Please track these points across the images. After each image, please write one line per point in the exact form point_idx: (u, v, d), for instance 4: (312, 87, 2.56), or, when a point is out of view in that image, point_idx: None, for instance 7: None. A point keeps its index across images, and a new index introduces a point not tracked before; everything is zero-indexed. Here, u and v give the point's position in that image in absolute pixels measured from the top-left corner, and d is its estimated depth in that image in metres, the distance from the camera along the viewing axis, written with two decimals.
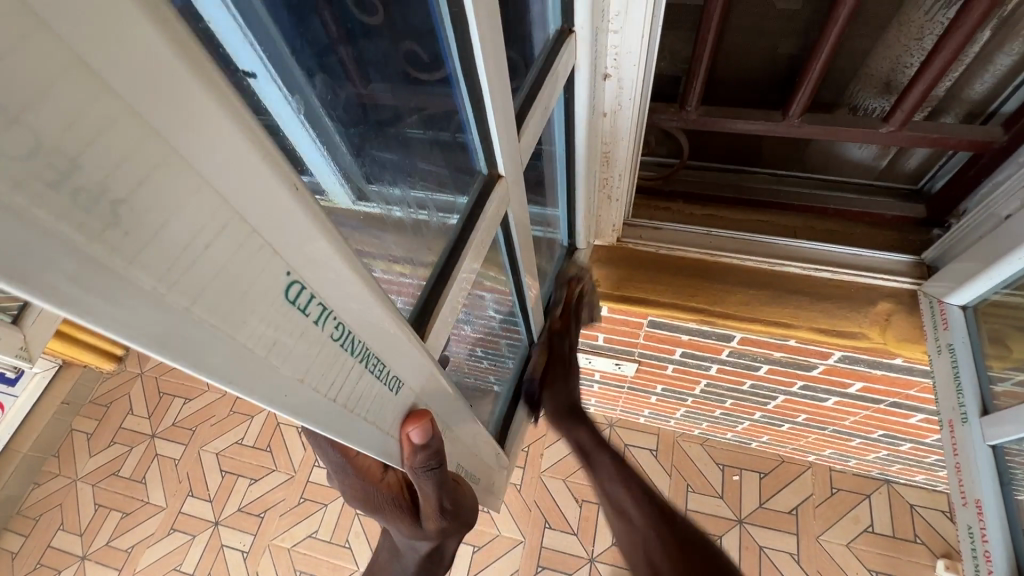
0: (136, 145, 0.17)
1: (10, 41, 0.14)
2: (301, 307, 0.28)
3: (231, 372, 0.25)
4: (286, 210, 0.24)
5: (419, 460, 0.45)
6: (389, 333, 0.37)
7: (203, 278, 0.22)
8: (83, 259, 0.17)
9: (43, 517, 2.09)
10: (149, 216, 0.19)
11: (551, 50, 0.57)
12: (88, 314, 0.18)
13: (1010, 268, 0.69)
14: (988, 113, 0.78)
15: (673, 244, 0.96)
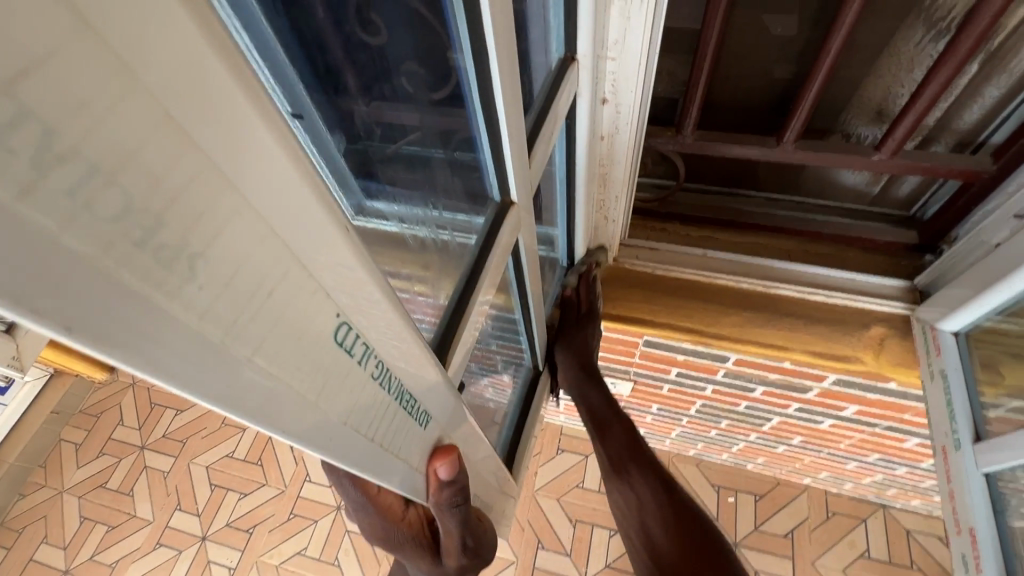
0: (214, 204, 0.18)
1: (111, 108, 0.14)
2: (347, 347, 0.28)
3: (282, 415, 0.26)
4: (339, 254, 0.25)
5: (445, 496, 0.45)
6: (420, 368, 0.37)
7: (262, 324, 0.22)
8: (161, 314, 0.18)
9: (27, 529, 2.06)
10: (220, 268, 0.19)
11: (551, 74, 0.59)
12: (162, 365, 0.19)
13: (999, 296, 0.70)
14: (977, 143, 0.80)
15: (668, 264, 0.96)
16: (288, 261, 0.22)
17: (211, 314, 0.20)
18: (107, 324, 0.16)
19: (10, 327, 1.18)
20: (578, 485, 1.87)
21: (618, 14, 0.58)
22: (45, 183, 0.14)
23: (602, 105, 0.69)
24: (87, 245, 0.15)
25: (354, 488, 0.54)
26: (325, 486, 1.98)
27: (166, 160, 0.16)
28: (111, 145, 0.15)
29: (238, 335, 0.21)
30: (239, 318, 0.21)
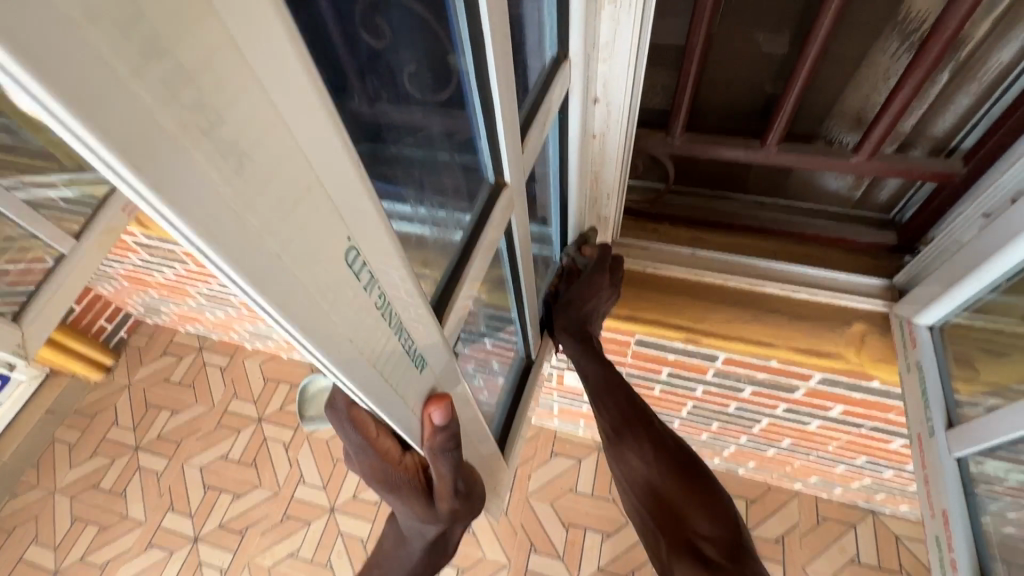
0: (260, 111, 0.21)
1: (193, 14, 0.17)
2: (354, 270, 0.32)
3: (302, 323, 0.29)
4: (350, 178, 0.28)
5: (438, 441, 0.48)
6: (417, 311, 0.41)
7: (290, 230, 0.25)
8: (217, 200, 0.21)
9: (17, 529, 2.05)
10: (261, 170, 0.23)
11: (545, 72, 0.62)
12: (214, 250, 0.22)
13: (968, 290, 0.74)
14: (950, 149, 0.84)
15: (657, 263, 1.00)
16: (311, 175, 0.25)
17: (254, 211, 0.23)
18: (179, 200, 0.19)
19: (17, 315, 1.24)
20: (571, 488, 1.88)
21: (609, 17, 0.63)
22: (147, 67, 0.17)
23: (593, 105, 0.73)
24: (172, 126, 0.18)
25: (354, 429, 0.51)
26: (319, 488, 1.98)
27: (231, 64, 0.19)
28: (193, 44, 0.18)
29: (272, 235, 0.25)
30: (273, 220, 0.24)
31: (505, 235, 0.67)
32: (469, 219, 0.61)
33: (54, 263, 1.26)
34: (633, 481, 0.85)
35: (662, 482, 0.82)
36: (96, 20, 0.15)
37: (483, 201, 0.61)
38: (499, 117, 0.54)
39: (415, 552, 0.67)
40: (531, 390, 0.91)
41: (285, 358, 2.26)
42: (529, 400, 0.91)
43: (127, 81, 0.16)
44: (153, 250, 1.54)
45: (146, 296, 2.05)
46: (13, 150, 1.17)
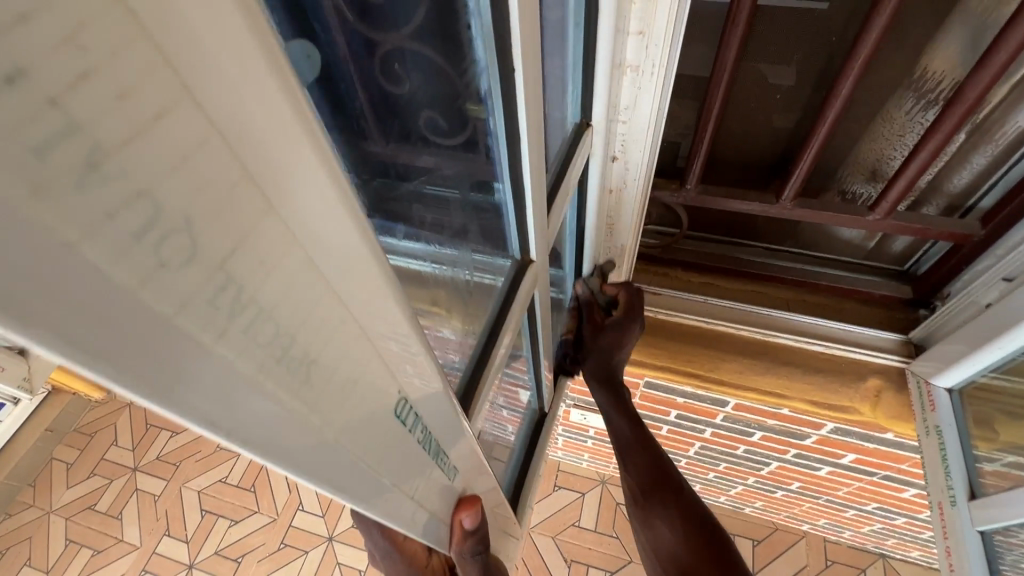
0: (324, 324, 0.23)
1: (277, 262, 0.19)
2: (405, 422, 0.32)
3: (355, 488, 0.30)
4: (405, 343, 0.29)
5: (468, 545, 0.49)
6: (453, 422, 0.40)
7: (349, 411, 0.27)
8: (279, 413, 0.22)
9: (10, 550, 2.01)
10: (325, 369, 0.24)
11: (568, 137, 0.63)
12: (277, 453, 0.23)
13: (992, 355, 0.73)
14: (967, 207, 0.84)
15: (670, 309, 0.98)
16: (369, 358, 0.27)
17: (316, 406, 0.24)
18: (245, 425, 0.21)
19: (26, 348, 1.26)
20: (574, 523, 1.84)
21: (629, 83, 0.63)
22: (231, 323, 0.18)
23: (611, 162, 0.73)
24: (243, 366, 0.20)
25: (382, 536, 0.54)
26: (318, 516, 1.95)
27: (300, 295, 0.21)
28: (273, 288, 0.20)
29: (330, 423, 0.26)
30: (333, 410, 0.26)
31: (529, 309, 0.69)
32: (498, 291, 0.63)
33: None
34: (654, 553, 0.75)
35: (689, 557, 0.72)
36: (186, 306, 0.16)
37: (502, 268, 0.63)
38: (529, 175, 0.54)
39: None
40: (543, 446, 0.91)
41: None
42: (542, 457, 0.89)
43: (206, 345, 0.18)
44: None
45: None
46: None
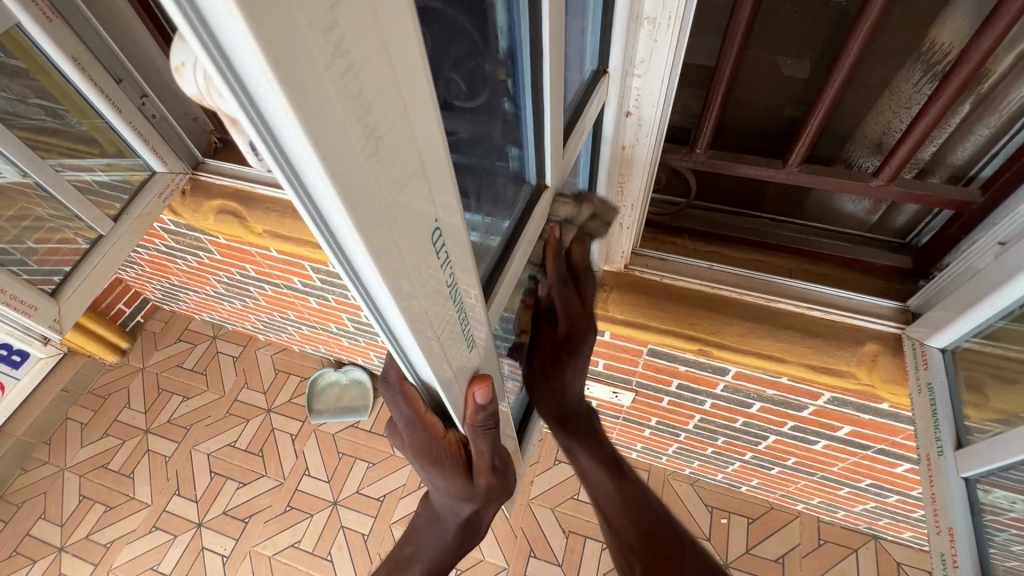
0: (394, 105, 0.27)
1: (367, 25, 0.23)
2: (436, 247, 0.38)
3: (397, 289, 0.35)
4: (439, 167, 0.34)
5: (479, 419, 0.56)
6: (469, 283, 0.47)
7: (401, 207, 0.31)
8: (356, 170, 0.27)
9: (25, 504, 2.08)
10: (389, 153, 0.28)
11: (584, 85, 0.67)
12: (352, 214, 0.28)
13: (981, 315, 0.76)
14: (969, 177, 0.86)
15: (676, 273, 1.03)
16: (419, 161, 0.32)
17: (381, 185, 0.29)
18: (334, 169, 0.25)
19: (56, 291, 1.25)
20: (573, 496, 1.88)
21: (647, 36, 0.66)
22: (334, 61, 0.22)
23: (625, 118, 0.76)
24: (338, 109, 0.24)
25: (405, 402, 0.57)
26: (323, 481, 2.00)
27: (381, 66, 0.25)
28: (364, 49, 0.24)
29: (388, 206, 0.30)
30: (391, 197, 0.30)
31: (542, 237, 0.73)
32: (507, 227, 0.65)
33: (88, 246, 1.31)
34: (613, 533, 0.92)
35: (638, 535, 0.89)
36: (309, 26, 0.21)
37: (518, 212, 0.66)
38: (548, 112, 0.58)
39: (448, 531, 0.74)
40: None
41: (297, 351, 2.30)
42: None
43: (317, 69, 0.22)
44: (179, 238, 1.59)
45: (166, 283, 2.08)
46: (58, 133, 1.22)
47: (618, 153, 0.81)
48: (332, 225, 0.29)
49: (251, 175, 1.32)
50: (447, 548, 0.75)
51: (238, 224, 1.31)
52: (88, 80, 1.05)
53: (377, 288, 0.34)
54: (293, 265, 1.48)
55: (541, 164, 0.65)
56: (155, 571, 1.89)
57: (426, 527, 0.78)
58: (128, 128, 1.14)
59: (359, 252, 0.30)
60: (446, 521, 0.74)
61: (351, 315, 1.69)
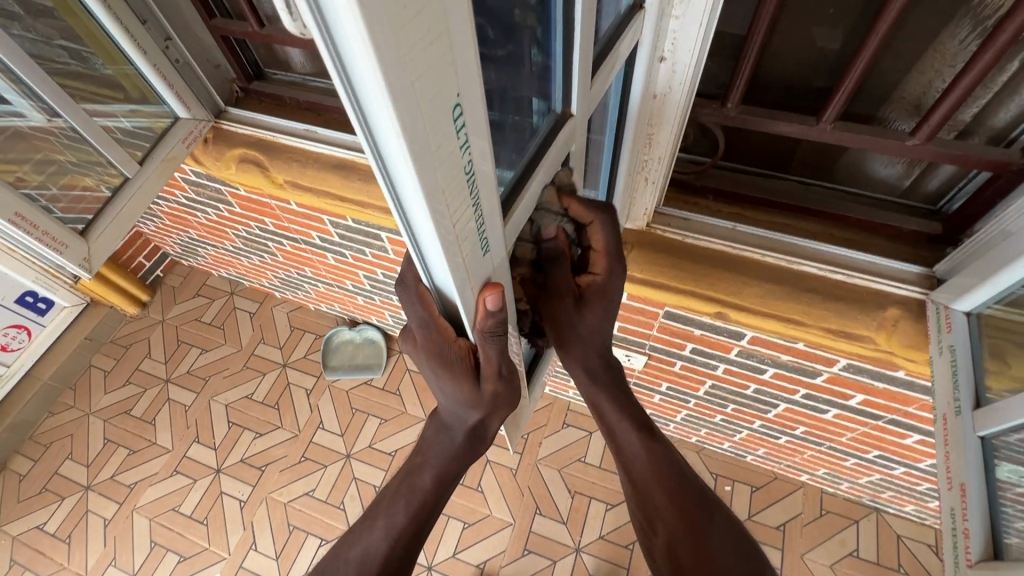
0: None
1: None
2: (456, 125, 0.41)
3: (420, 160, 0.38)
4: (462, 38, 0.37)
5: (489, 323, 0.60)
6: (487, 180, 0.50)
7: (426, 69, 0.34)
8: (384, 10, 0.28)
9: (53, 445, 2.17)
10: (416, 6, 0.31)
11: (620, 17, 0.68)
12: (382, 67, 0.30)
13: (1010, 279, 0.76)
14: (1009, 140, 0.84)
15: (697, 234, 1.02)
16: (443, 20, 0.34)
17: (409, 41, 0.31)
18: (368, 12, 0.27)
19: (85, 230, 1.26)
20: (580, 459, 1.92)
21: None
22: None
23: (659, 63, 0.76)
24: None
25: (419, 302, 0.61)
26: (337, 434, 2.06)
27: None
28: None
29: (413, 62, 0.32)
30: (417, 56, 0.33)
31: (563, 166, 0.74)
32: (510, 178, 0.64)
33: (112, 192, 1.32)
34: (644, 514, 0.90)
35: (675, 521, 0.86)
36: None
37: (528, 163, 0.66)
38: (578, 40, 0.59)
39: (455, 439, 0.78)
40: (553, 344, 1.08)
41: (312, 310, 2.32)
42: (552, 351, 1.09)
43: None
44: (201, 189, 1.60)
45: (185, 236, 2.11)
46: (82, 77, 1.22)
47: (647, 101, 0.80)
48: (355, 75, 0.31)
49: (273, 125, 1.32)
50: (451, 453, 0.79)
51: (259, 174, 1.31)
52: (116, 21, 1.06)
53: (397, 153, 0.37)
54: (312, 219, 1.49)
55: (565, 94, 0.66)
56: (177, 512, 1.98)
57: (432, 442, 0.81)
58: (153, 72, 1.16)
59: (386, 110, 0.33)
60: (451, 440, 0.78)
61: (368, 273, 1.71)
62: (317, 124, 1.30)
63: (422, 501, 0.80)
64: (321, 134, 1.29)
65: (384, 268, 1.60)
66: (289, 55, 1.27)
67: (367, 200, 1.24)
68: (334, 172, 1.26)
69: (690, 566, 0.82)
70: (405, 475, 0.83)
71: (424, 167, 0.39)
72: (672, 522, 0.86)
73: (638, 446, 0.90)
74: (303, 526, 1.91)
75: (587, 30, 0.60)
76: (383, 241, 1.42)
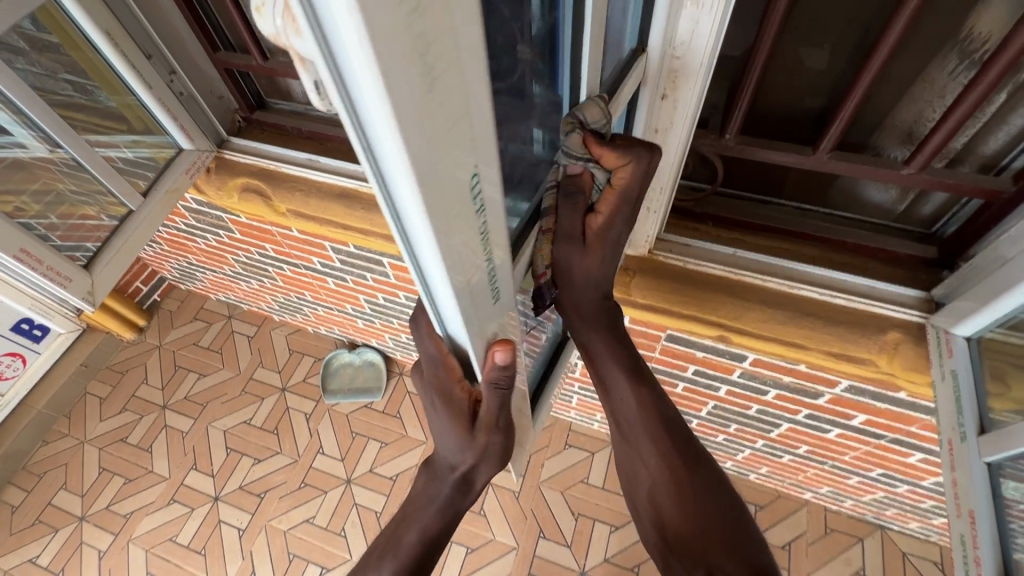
0: (449, 48, 0.31)
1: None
2: (473, 192, 0.42)
3: (439, 228, 0.39)
4: (483, 115, 0.39)
5: (495, 376, 0.60)
6: (500, 237, 0.52)
7: (448, 148, 0.36)
8: (412, 102, 0.30)
9: (47, 474, 2.13)
10: (442, 94, 0.32)
11: (624, 60, 0.73)
12: (409, 150, 0.32)
13: (1006, 306, 0.78)
14: (999, 168, 0.86)
15: (697, 259, 1.04)
16: (465, 102, 0.35)
17: (433, 124, 0.33)
18: (396, 104, 0.29)
19: (89, 262, 1.26)
20: (583, 480, 1.90)
21: (688, 17, 0.68)
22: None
23: (661, 100, 0.79)
24: (403, 42, 0.27)
25: (429, 339, 0.61)
26: (337, 459, 2.04)
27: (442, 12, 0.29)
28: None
29: (437, 143, 0.34)
30: (440, 137, 0.34)
31: None
32: (520, 214, 0.66)
33: (116, 223, 1.33)
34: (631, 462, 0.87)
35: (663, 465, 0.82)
36: None
37: (534, 200, 0.67)
38: (585, 80, 0.64)
39: (444, 488, 0.79)
40: (561, 363, 1.06)
41: (311, 332, 2.32)
42: (558, 376, 1.04)
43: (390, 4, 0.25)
44: (201, 216, 1.61)
45: (184, 261, 2.10)
46: (86, 109, 1.23)
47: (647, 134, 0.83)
48: (382, 155, 0.32)
49: (276, 154, 1.33)
50: (439, 504, 0.80)
51: (261, 202, 1.32)
52: (121, 57, 1.08)
53: (416, 221, 0.38)
54: (314, 245, 1.49)
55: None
56: (174, 542, 1.95)
57: (423, 492, 0.82)
58: (158, 105, 1.17)
59: (409, 187, 0.34)
60: (444, 477, 0.79)
61: (369, 297, 1.71)
62: (319, 152, 1.32)
63: (411, 554, 0.80)
64: (323, 163, 1.30)
65: (384, 292, 1.61)
66: (290, 86, 1.29)
67: (370, 227, 1.25)
68: (338, 201, 1.27)
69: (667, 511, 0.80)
70: (397, 525, 0.84)
71: (443, 235, 0.40)
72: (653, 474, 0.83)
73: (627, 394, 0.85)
74: (303, 554, 1.88)
75: (592, 72, 0.63)
76: (385, 267, 1.43)
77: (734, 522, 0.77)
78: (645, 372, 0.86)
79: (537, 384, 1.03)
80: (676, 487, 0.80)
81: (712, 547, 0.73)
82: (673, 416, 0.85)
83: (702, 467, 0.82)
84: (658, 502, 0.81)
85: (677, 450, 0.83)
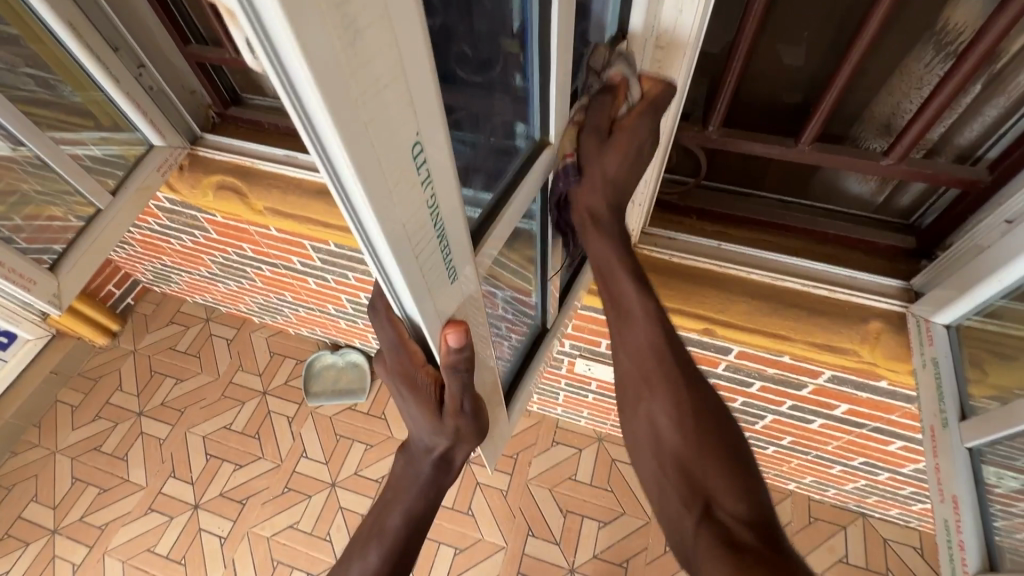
0: (372, 3, 0.30)
1: None
2: (416, 163, 0.41)
3: (377, 198, 0.38)
4: (423, 80, 0.38)
5: (453, 359, 0.60)
6: (454, 216, 0.51)
7: (380, 110, 0.34)
8: (331, 56, 0.29)
9: (16, 486, 2.05)
10: (366, 51, 0.31)
11: (605, 44, 0.74)
12: (334, 109, 0.30)
13: (984, 295, 0.80)
14: (976, 158, 0.87)
15: (682, 252, 1.04)
16: (397, 62, 0.34)
17: (359, 84, 0.32)
18: (313, 56, 0.28)
19: (54, 265, 1.22)
20: (570, 477, 1.90)
21: (673, 5, 0.70)
22: None
23: (642, 90, 0.81)
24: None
25: (389, 325, 0.61)
26: (322, 463, 2.00)
27: None
28: None
29: (366, 103, 0.33)
30: (369, 97, 0.33)
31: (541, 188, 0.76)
32: (487, 201, 0.64)
33: (84, 223, 1.27)
34: (626, 370, 0.81)
35: (666, 380, 0.77)
36: None
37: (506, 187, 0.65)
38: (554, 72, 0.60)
39: (423, 469, 0.78)
40: (541, 352, 1.02)
41: (292, 334, 2.27)
42: (536, 368, 1.01)
43: None
44: (175, 216, 1.56)
45: (158, 263, 2.04)
46: (48, 104, 1.19)
47: None
48: (309, 118, 0.31)
49: (251, 150, 1.29)
50: (421, 484, 0.79)
51: (237, 201, 1.28)
52: (86, 48, 1.03)
53: (351, 187, 0.36)
54: (293, 244, 1.46)
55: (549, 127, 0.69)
56: (152, 553, 1.89)
57: (403, 475, 0.81)
58: (126, 99, 1.13)
59: (338, 151, 0.33)
60: (419, 458, 0.78)
61: (351, 297, 1.68)
62: (297, 149, 1.28)
63: (393, 539, 0.78)
64: (302, 160, 1.27)
65: (367, 291, 1.58)
66: (265, 81, 1.26)
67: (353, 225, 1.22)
68: (318, 198, 1.24)
69: (671, 436, 0.74)
70: (381, 509, 0.82)
71: (383, 205, 0.39)
72: (653, 385, 0.78)
73: (634, 301, 0.81)
74: (288, 560, 1.84)
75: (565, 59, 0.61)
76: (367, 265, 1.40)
77: (732, 441, 0.73)
78: (649, 283, 0.83)
79: (512, 377, 1.00)
80: (675, 395, 0.76)
81: (708, 469, 0.69)
82: (676, 336, 0.80)
83: (701, 391, 0.77)
84: (656, 420, 0.76)
85: (678, 365, 0.78)
